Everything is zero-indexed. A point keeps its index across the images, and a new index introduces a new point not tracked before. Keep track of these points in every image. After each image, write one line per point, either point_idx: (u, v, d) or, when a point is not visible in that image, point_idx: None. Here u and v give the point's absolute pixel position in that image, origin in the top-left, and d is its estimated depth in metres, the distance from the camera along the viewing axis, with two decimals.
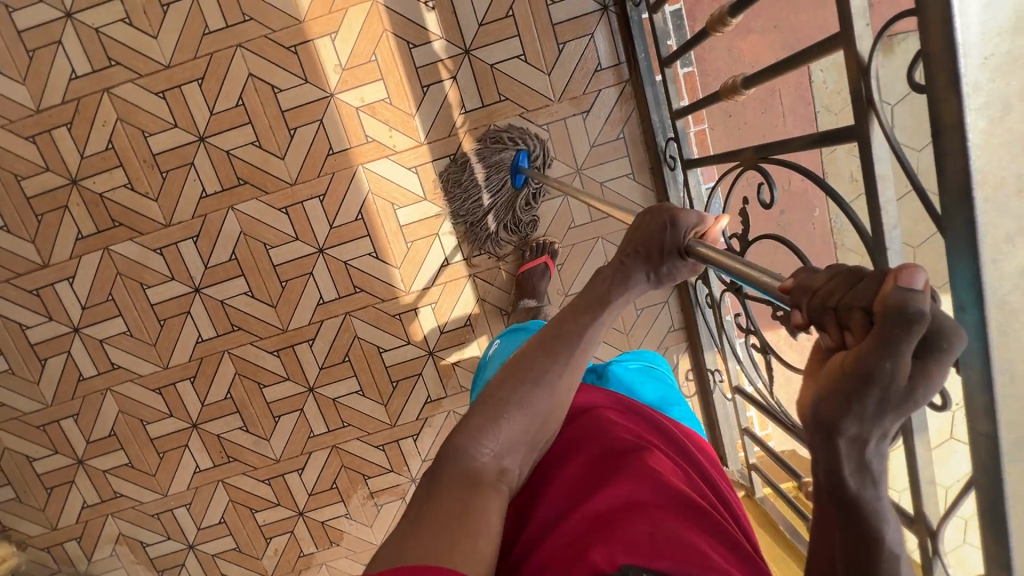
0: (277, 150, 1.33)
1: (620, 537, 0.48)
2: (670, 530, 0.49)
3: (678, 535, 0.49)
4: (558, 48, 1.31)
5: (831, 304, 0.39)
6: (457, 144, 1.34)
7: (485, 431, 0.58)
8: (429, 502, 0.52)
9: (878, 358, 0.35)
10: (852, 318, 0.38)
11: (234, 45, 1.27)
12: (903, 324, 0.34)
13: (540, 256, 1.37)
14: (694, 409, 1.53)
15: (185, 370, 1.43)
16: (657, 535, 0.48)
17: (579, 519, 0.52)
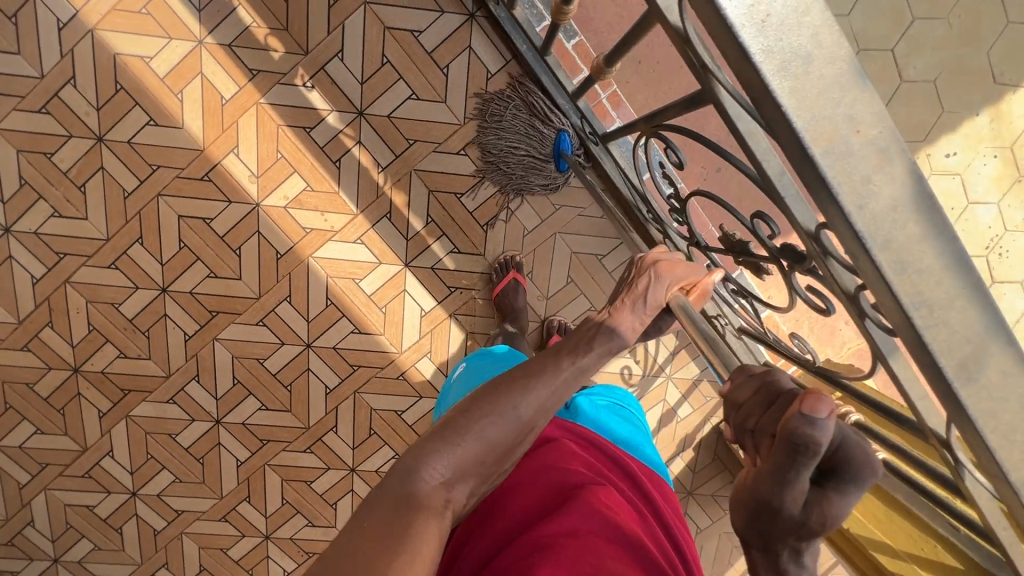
0: (233, 273, 1.38)
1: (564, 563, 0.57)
2: (613, 562, 0.59)
3: (618, 564, 0.59)
4: (444, 73, 1.29)
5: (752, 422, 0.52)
6: (388, 201, 1.35)
7: (437, 456, 0.57)
8: (360, 521, 0.52)
9: (769, 482, 0.47)
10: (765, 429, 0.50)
11: (154, 196, 1.32)
12: (803, 443, 0.45)
13: (507, 274, 1.37)
14: None
15: (240, 493, 1.52)
16: (599, 565, 0.58)
17: (524, 544, 0.61)
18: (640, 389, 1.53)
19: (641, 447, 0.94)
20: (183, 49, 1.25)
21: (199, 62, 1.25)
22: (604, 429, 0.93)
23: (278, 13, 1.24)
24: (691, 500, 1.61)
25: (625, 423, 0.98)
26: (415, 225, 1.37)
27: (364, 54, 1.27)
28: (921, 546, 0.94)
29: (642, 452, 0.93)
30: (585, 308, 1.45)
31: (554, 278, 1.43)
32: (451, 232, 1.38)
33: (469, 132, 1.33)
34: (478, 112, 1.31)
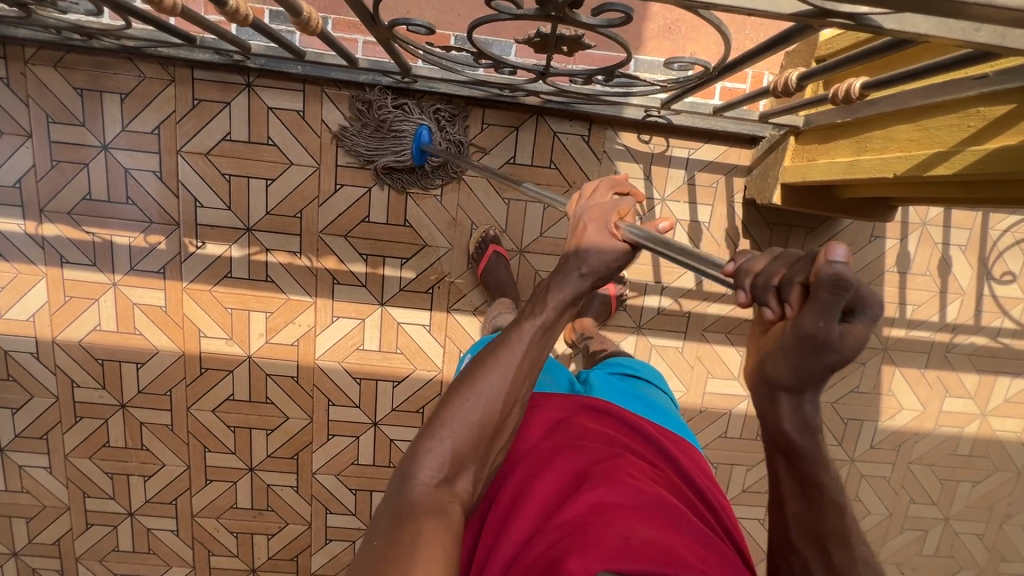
0: (280, 417, 1.49)
1: (600, 541, 0.63)
2: (643, 534, 0.65)
3: (649, 537, 0.64)
4: (272, 143, 1.32)
5: (772, 281, 0.43)
6: (325, 270, 1.40)
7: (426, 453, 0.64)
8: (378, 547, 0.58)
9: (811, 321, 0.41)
10: (789, 291, 0.42)
11: (186, 412, 1.48)
12: (837, 294, 0.39)
13: (487, 249, 1.36)
14: (686, 144, 1.35)
15: None
16: (631, 538, 0.64)
17: (556, 528, 0.66)
18: None
19: (663, 411, 1.02)
20: (108, 300, 1.40)
21: (126, 297, 1.40)
22: (629, 394, 1.03)
23: (134, 213, 1.35)
24: None
25: (640, 395, 1.04)
26: (359, 270, 1.40)
27: (210, 187, 1.34)
28: (967, 126, 0.75)
29: (668, 417, 1.02)
30: (541, 210, 1.38)
31: (496, 209, 1.38)
32: (388, 250, 1.39)
33: (328, 166, 1.34)
34: (321, 146, 1.32)
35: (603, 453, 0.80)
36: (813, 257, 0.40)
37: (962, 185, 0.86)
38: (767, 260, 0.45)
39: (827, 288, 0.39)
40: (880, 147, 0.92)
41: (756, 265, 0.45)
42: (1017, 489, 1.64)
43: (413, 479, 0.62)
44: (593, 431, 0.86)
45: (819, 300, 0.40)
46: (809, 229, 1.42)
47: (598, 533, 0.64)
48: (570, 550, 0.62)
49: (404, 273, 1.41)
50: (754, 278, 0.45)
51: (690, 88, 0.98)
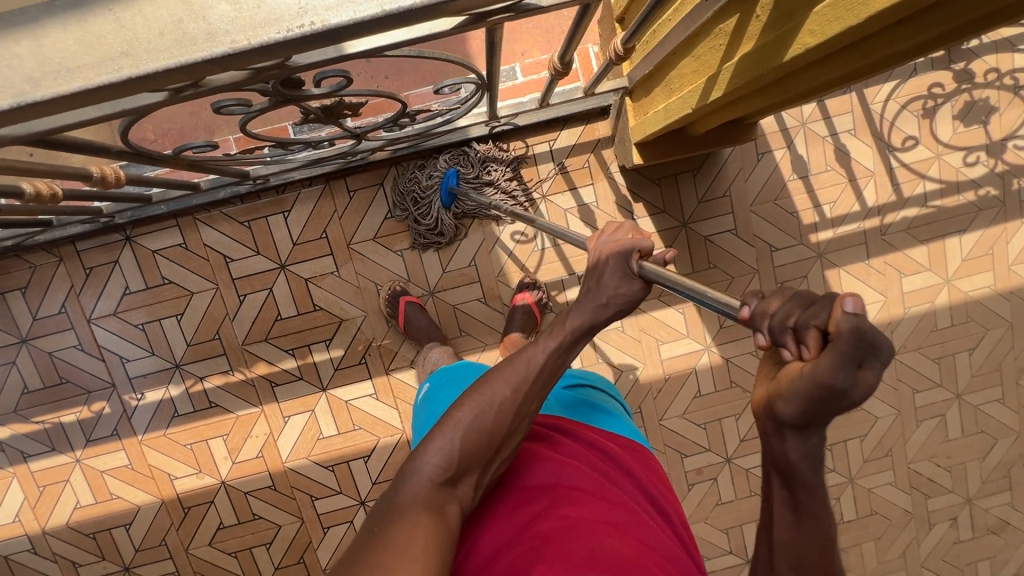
0: (273, 528, 1.51)
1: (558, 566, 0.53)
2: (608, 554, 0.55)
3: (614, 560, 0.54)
4: (170, 281, 1.38)
5: (791, 323, 0.43)
6: (261, 377, 1.44)
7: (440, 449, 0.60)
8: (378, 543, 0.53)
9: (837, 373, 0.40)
10: (807, 335, 0.42)
11: (186, 554, 1.51)
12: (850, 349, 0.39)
13: (399, 302, 1.38)
14: (542, 140, 1.37)
15: None
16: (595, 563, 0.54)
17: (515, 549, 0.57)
18: (543, 230, 1.42)
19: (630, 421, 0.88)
20: (78, 476, 1.45)
21: (92, 469, 1.45)
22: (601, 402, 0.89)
23: (71, 389, 1.41)
24: (695, 227, 1.43)
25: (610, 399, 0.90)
26: (292, 365, 1.43)
27: (130, 340, 1.40)
28: (719, 46, 0.76)
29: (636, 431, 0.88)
30: (435, 249, 1.40)
31: (394, 264, 1.41)
32: (311, 337, 1.42)
33: (227, 282, 1.38)
34: (214, 267, 1.37)
35: (587, 467, 0.68)
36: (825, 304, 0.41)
37: (761, 94, 0.84)
38: (781, 299, 0.45)
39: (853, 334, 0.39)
40: (678, 85, 0.93)
41: (772, 304, 0.45)
42: (1018, 341, 1.56)
43: (412, 475, 0.59)
44: (574, 439, 0.73)
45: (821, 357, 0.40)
46: (694, 171, 1.41)
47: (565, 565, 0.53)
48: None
49: (332, 353, 1.44)
50: (770, 319, 0.44)
51: (490, 98, 1.00)
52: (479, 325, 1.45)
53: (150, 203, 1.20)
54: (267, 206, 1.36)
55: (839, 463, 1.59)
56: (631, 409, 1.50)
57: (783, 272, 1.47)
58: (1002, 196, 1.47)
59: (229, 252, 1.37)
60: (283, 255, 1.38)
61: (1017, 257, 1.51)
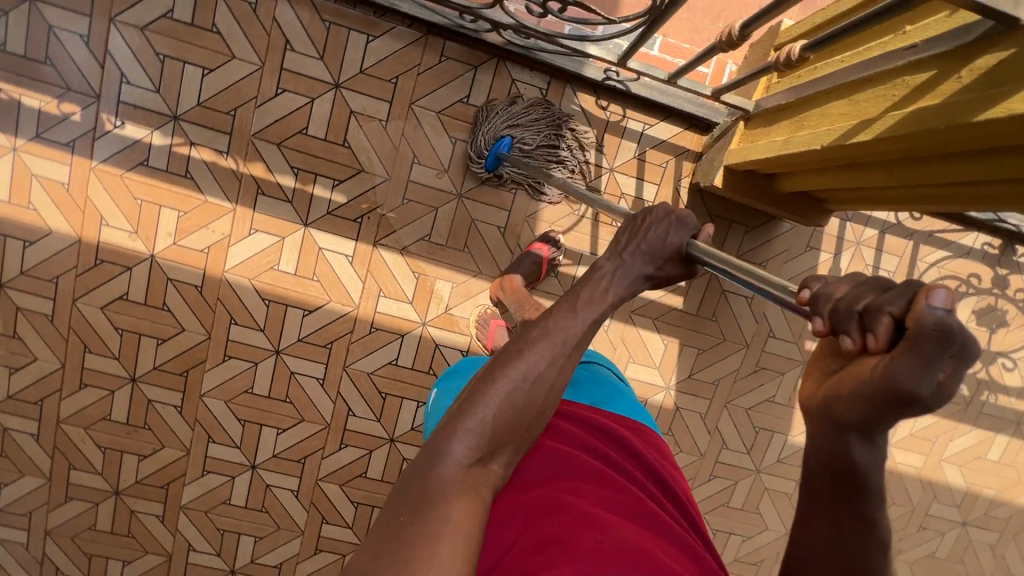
0: (176, 329, 1.39)
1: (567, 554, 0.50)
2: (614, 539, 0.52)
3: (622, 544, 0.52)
4: (217, 33, 1.25)
5: (858, 307, 0.45)
6: (252, 178, 1.32)
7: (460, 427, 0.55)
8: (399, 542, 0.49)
9: (915, 372, 0.41)
10: (877, 321, 0.43)
11: (71, 305, 1.36)
12: (943, 344, 0.40)
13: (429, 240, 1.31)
14: (640, 119, 1.34)
15: (315, 519, 1.53)
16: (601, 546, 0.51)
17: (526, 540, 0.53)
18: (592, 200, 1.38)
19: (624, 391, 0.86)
20: (3, 164, 1.28)
21: (23, 165, 1.28)
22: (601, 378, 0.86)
23: (50, 76, 1.25)
24: (719, 276, 1.45)
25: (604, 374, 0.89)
26: (288, 185, 1.33)
27: (140, 64, 1.26)
28: (892, 96, 0.75)
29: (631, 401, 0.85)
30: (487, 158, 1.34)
31: (443, 150, 1.33)
32: (323, 168, 1.32)
33: (273, 67, 1.27)
34: (269, 45, 1.26)
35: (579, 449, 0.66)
36: (909, 294, 0.42)
37: (899, 166, 0.84)
38: (847, 285, 0.47)
39: (932, 329, 0.40)
40: (814, 122, 0.93)
41: (837, 292, 0.47)
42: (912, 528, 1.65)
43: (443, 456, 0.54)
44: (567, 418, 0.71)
45: (921, 350, 0.40)
46: (747, 229, 1.42)
47: (574, 544, 0.51)
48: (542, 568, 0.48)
49: (334, 194, 1.34)
50: (836, 302, 0.46)
51: (644, 35, 0.97)
52: (485, 252, 1.40)
53: None
54: (358, 19, 1.26)
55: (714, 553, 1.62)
56: None
57: (767, 359, 1.50)
58: (969, 399, 1.56)
59: (292, 40, 1.26)
60: (338, 73, 1.28)
61: (951, 457, 1.60)
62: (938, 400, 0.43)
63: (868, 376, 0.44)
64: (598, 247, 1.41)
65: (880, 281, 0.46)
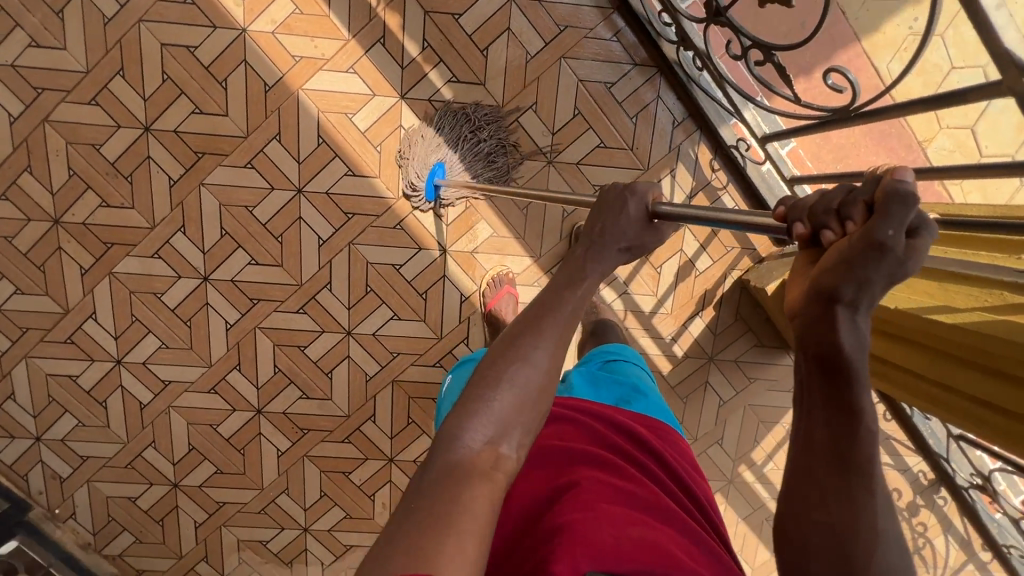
0: (219, 109, 1.30)
1: (584, 544, 0.49)
2: (634, 534, 0.51)
3: (642, 538, 0.50)
4: None
5: (834, 205, 0.46)
6: (382, 24, 1.28)
7: (467, 413, 0.52)
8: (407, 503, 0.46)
9: (881, 225, 0.41)
10: (853, 209, 0.44)
11: (135, 23, 1.26)
12: (905, 202, 0.41)
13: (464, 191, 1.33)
14: (735, 199, 1.39)
15: (230, 361, 1.45)
16: (621, 540, 0.50)
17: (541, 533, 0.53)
18: None
19: (648, 389, 0.85)
20: None
21: None
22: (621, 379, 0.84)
23: None
24: (712, 366, 1.48)
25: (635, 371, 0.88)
26: (409, 52, 1.29)
27: None
28: (981, 300, 0.83)
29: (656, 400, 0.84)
30: (594, 145, 1.34)
31: (561, 113, 1.33)
32: (449, 57, 1.29)
33: None
34: None
35: (596, 444, 0.66)
36: (876, 183, 0.45)
37: (959, 367, 0.88)
38: (813, 196, 0.49)
39: (894, 191, 0.41)
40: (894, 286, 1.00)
41: (808, 199, 0.48)
42: None
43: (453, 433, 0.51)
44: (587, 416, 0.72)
45: (888, 208, 0.41)
46: (759, 342, 1.47)
47: (584, 530, 0.50)
48: (550, 555, 0.49)
49: (445, 88, 1.31)
50: (811, 206, 0.47)
51: (807, 128, 1.03)
52: (538, 222, 1.41)
53: None
54: None
55: None
56: None
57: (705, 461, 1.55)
58: None
59: None
60: None
61: None
62: (906, 267, 0.43)
63: (841, 248, 0.43)
64: (632, 280, 1.43)
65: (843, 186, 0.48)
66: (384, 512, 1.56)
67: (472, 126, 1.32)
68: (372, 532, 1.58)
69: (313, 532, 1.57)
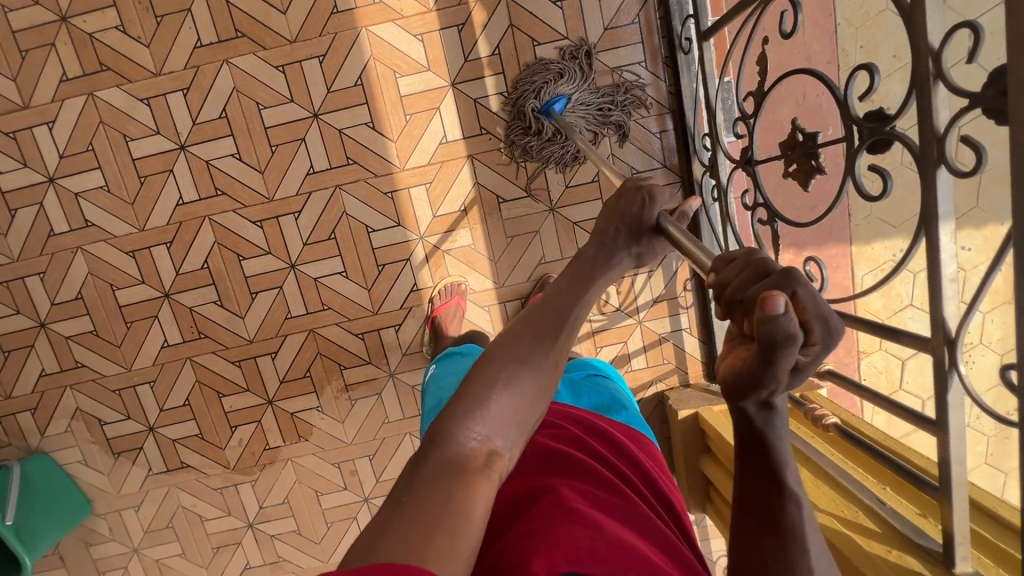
0: (279, 4, 1.28)
1: (561, 543, 0.55)
2: (610, 536, 0.57)
3: (616, 541, 0.57)
4: None
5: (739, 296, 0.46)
6: (467, 13, 1.30)
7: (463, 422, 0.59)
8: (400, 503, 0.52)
9: (760, 367, 0.43)
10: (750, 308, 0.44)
11: None
12: (782, 344, 0.40)
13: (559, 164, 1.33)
14: (690, 322, 1.46)
15: (163, 235, 1.38)
16: (596, 541, 0.56)
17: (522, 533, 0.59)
18: (607, 321, 1.45)
19: (625, 409, 0.93)
20: None
21: None
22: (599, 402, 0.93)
23: None
24: None
25: (610, 391, 0.97)
26: (478, 51, 1.32)
27: None
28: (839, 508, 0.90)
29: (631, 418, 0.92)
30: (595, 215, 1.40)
31: (582, 172, 1.38)
32: (511, 73, 1.33)
33: None
34: None
35: (576, 455, 0.73)
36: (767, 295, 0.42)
37: None
38: (735, 270, 0.48)
39: (768, 342, 0.41)
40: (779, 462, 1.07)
41: (728, 278, 0.48)
42: None
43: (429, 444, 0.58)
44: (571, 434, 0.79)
45: (770, 350, 0.41)
46: None
47: (564, 534, 0.56)
48: (527, 552, 0.55)
49: (493, 98, 1.34)
50: (727, 288, 0.47)
51: None
52: (515, 255, 1.43)
53: None
54: (652, 44, 1.33)
55: None
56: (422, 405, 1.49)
57: None
58: None
59: None
60: (598, 48, 1.33)
61: None
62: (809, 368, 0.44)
63: (736, 363, 0.46)
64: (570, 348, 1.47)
65: (762, 263, 0.46)
66: (236, 448, 1.50)
67: (600, 116, 1.33)
68: (215, 462, 1.51)
69: (157, 434, 1.49)
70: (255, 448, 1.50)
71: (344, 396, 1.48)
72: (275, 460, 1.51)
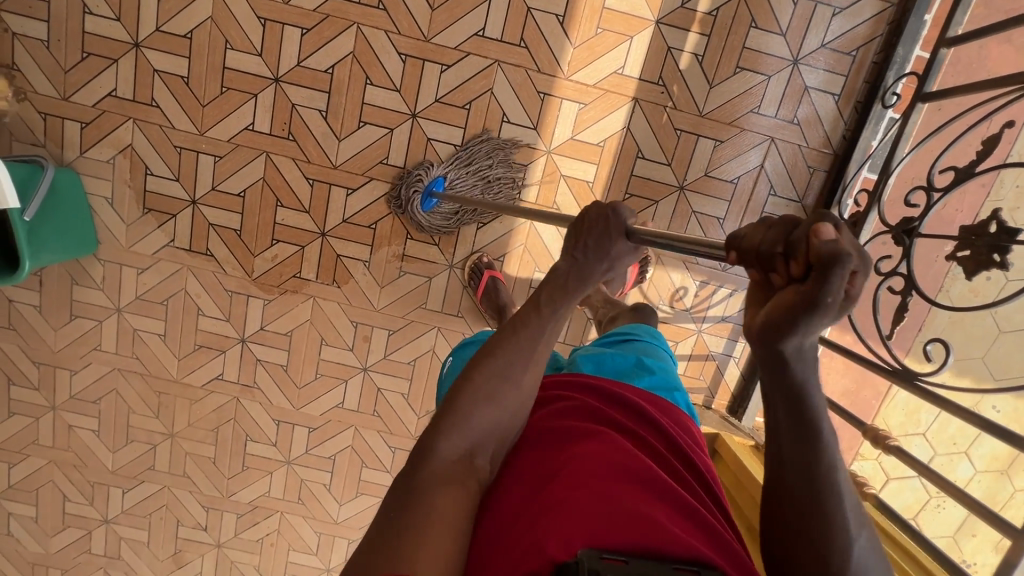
0: None
1: (573, 522, 0.51)
2: (627, 508, 0.53)
3: (636, 512, 0.53)
4: None
5: (779, 249, 0.49)
6: None
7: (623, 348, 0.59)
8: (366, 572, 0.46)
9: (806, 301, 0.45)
10: (793, 252, 0.47)
11: None
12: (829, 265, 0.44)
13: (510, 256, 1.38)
14: (742, 353, 1.46)
15: (303, 19, 1.28)
16: (612, 515, 0.52)
17: (533, 510, 0.55)
18: (671, 316, 1.44)
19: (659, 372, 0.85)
20: None
21: None
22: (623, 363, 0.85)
23: None
24: None
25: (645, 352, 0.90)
26: (697, 3, 1.26)
27: None
28: None
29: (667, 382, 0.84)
30: (716, 214, 1.37)
31: (725, 167, 1.34)
32: (715, 41, 1.27)
33: None
34: None
35: (580, 420, 0.67)
36: (804, 232, 0.47)
37: None
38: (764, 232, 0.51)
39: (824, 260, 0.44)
40: None
41: (754, 240, 0.51)
42: None
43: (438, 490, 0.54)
44: (569, 399, 0.72)
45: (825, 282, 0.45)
46: None
47: (575, 503, 0.53)
48: (542, 531, 0.52)
49: (688, 55, 1.28)
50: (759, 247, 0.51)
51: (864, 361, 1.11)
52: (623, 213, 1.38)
53: (943, 31, 1.14)
54: (854, 83, 1.29)
55: (303, 461, 1.57)
56: (464, 309, 1.45)
57: None
58: None
59: (839, 13, 1.26)
60: (805, 60, 1.28)
61: None
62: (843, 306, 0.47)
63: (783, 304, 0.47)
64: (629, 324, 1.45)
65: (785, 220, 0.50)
66: (267, 262, 1.43)
67: (493, 169, 1.34)
68: (239, 265, 1.44)
69: (196, 210, 1.40)
70: (285, 270, 1.43)
71: (396, 264, 1.43)
72: (298, 290, 1.45)
